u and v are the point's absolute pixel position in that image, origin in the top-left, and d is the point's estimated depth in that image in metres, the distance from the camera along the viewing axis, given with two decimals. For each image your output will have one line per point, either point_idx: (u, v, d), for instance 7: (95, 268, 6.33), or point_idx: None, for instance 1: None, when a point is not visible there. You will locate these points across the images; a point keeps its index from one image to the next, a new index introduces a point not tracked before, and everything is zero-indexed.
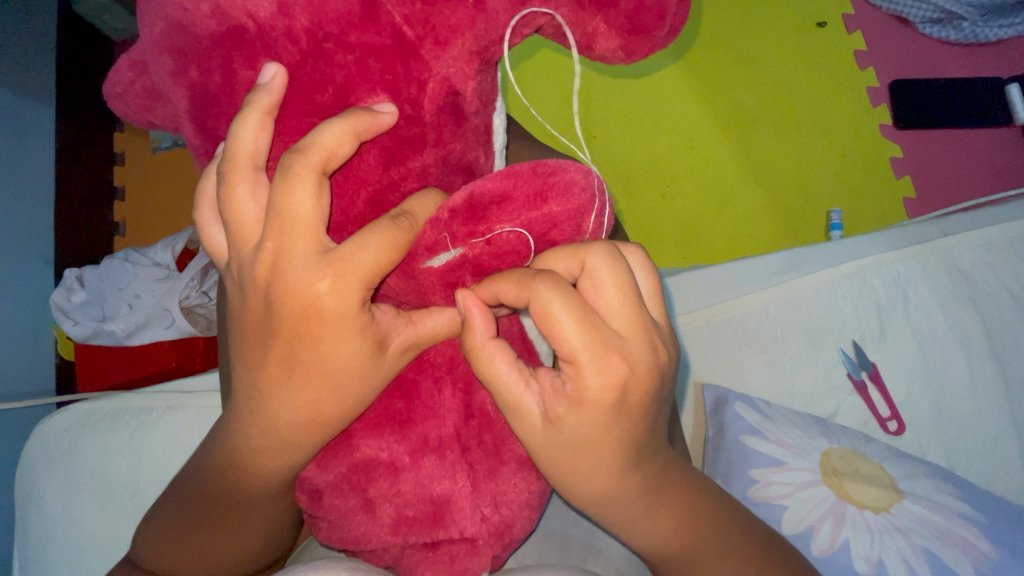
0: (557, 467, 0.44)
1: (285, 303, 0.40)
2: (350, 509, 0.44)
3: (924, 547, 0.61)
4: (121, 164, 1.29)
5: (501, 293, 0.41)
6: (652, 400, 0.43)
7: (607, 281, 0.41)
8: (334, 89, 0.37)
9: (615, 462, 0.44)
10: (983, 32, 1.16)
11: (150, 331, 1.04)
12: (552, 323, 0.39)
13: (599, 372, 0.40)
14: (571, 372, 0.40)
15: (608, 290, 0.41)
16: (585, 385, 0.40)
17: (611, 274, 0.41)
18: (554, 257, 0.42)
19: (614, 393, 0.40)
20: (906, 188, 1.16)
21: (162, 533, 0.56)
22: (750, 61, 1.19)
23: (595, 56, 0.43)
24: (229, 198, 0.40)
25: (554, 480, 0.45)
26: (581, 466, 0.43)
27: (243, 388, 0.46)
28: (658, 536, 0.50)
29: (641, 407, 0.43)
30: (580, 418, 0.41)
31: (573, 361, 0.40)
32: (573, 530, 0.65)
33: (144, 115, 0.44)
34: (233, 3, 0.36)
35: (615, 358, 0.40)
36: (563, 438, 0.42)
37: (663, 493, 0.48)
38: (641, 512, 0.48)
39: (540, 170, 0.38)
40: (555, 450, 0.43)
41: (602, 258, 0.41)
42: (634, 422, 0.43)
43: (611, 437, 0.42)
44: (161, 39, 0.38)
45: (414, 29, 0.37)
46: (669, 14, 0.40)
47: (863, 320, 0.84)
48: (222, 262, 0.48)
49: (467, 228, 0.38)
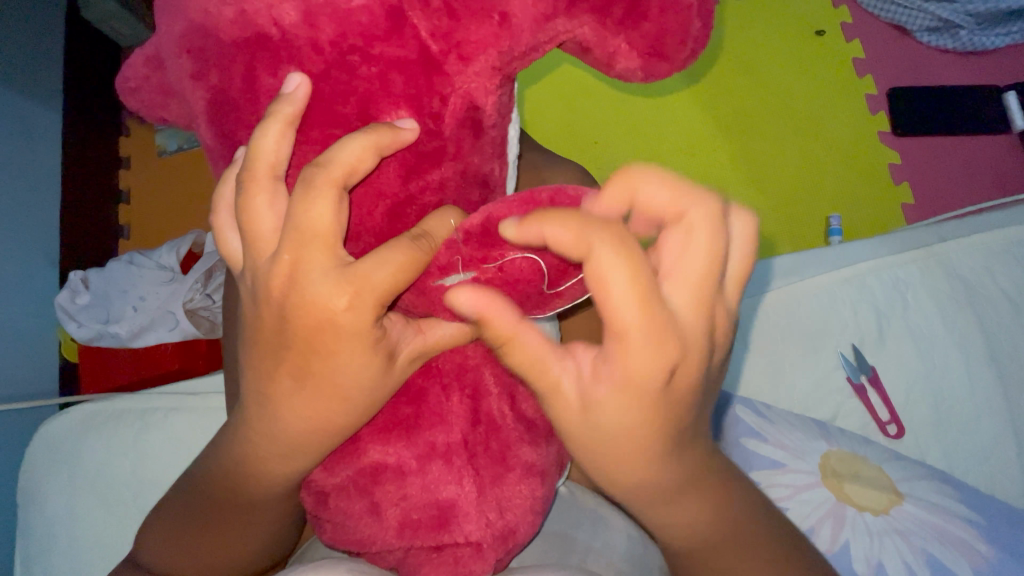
0: (592, 452, 0.44)
1: (300, 317, 0.42)
2: (356, 512, 0.45)
3: (923, 548, 0.62)
4: (127, 168, 1.31)
5: (552, 238, 0.36)
6: (686, 391, 0.42)
7: (700, 240, 0.39)
8: (356, 100, 0.38)
9: (652, 445, 0.43)
10: (980, 41, 1.18)
11: (155, 333, 1.05)
12: (606, 288, 0.37)
13: (646, 349, 0.38)
14: (614, 349, 0.39)
15: (690, 254, 0.40)
16: (630, 360, 0.39)
17: (706, 238, 0.39)
18: (653, 186, 0.39)
19: (661, 375, 0.40)
20: (905, 195, 1.17)
21: (164, 534, 0.56)
22: (751, 68, 1.20)
23: (614, 73, 0.45)
24: (248, 208, 0.42)
25: (588, 463, 0.45)
26: (621, 453, 0.43)
27: (252, 397, 0.46)
28: (681, 530, 0.50)
29: (682, 392, 0.42)
30: (621, 401, 0.41)
31: (620, 335, 0.38)
32: (573, 530, 0.60)
33: (158, 112, 0.45)
34: (258, 10, 0.37)
35: (669, 341, 0.39)
36: (601, 421, 0.42)
37: (697, 482, 0.48)
38: (667, 505, 0.48)
39: (557, 200, 0.39)
40: (592, 435, 0.43)
41: (703, 217, 0.39)
42: (677, 407, 0.43)
43: (653, 423, 0.42)
44: (182, 40, 0.38)
45: (438, 44, 0.38)
46: (690, 39, 0.42)
47: (862, 325, 0.86)
48: (235, 266, 0.49)
49: (481, 252, 0.39)
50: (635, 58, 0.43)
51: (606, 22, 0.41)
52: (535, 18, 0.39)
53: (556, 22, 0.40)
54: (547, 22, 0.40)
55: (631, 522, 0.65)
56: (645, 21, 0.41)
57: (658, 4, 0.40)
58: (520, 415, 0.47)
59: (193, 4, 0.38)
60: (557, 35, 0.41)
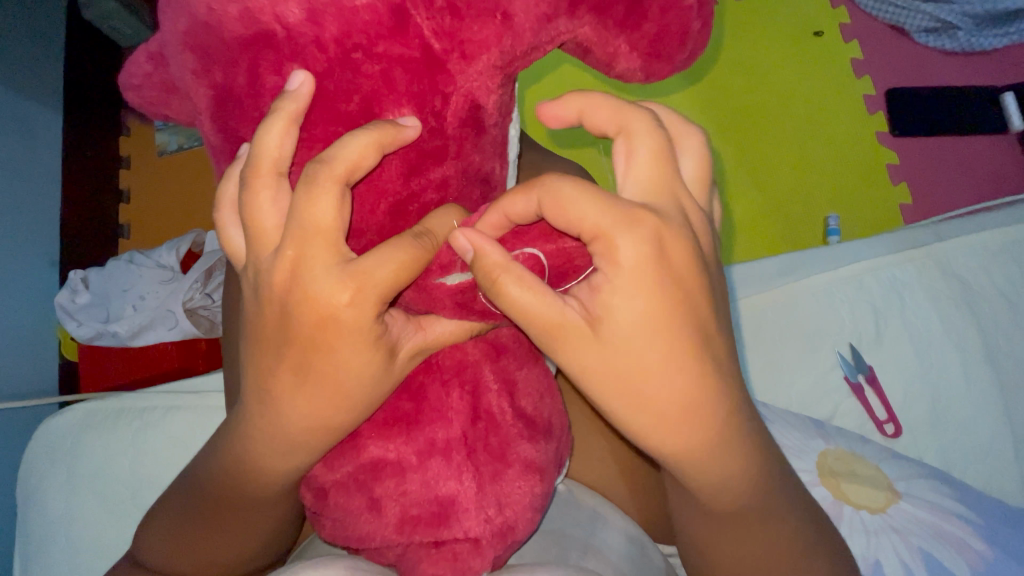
0: (621, 377, 0.41)
1: (303, 313, 0.42)
2: (355, 508, 0.45)
3: (921, 547, 0.63)
4: (127, 168, 1.30)
5: (508, 208, 0.40)
6: (694, 301, 0.41)
7: (642, 145, 0.43)
8: (360, 99, 0.39)
9: (682, 375, 0.41)
10: (976, 42, 1.18)
11: (154, 332, 1.05)
12: (567, 207, 0.39)
13: (628, 244, 0.39)
14: (603, 258, 0.40)
15: (642, 158, 0.43)
16: (620, 257, 0.39)
17: (649, 140, 0.43)
18: (596, 109, 0.43)
19: (649, 256, 0.39)
20: (903, 195, 1.17)
21: (164, 531, 0.57)
22: (749, 71, 1.21)
23: (614, 73, 0.45)
24: (252, 204, 0.43)
25: (622, 402, 0.42)
26: (653, 368, 0.40)
27: (253, 392, 0.47)
28: (726, 484, 0.47)
29: (688, 290, 0.41)
30: (624, 295, 0.40)
31: (602, 235, 0.39)
32: (570, 527, 0.60)
33: (160, 108, 0.45)
34: (262, 7, 0.37)
35: (641, 215, 0.40)
36: (615, 330, 0.40)
37: (742, 410, 0.45)
38: (712, 458, 0.45)
39: None
40: (611, 354, 0.41)
41: (642, 124, 0.43)
42: (690, 292, 0.41)
43: (669, 310, 0.40)
44: (186, 36, 0.38)
45: (441, 43, 0.38)
46: (689, 40, 0.43)
47: (860, 323, 0.86)
48: (239, 261, 0.50)
49: None
50: (635, 59, 0.44)
51: (607, 24, 0.41)
52: (537, 18, 0.39)
53: (557, 22, 0.40)
54: (548, 22, 0.40)
55: (629, 520, 0.65)
56: (646, 21, 0.41)
57: (659, 5, 0.41)
58: (519, 412, 0.47)
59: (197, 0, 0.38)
60: (559, 35, 0.42)
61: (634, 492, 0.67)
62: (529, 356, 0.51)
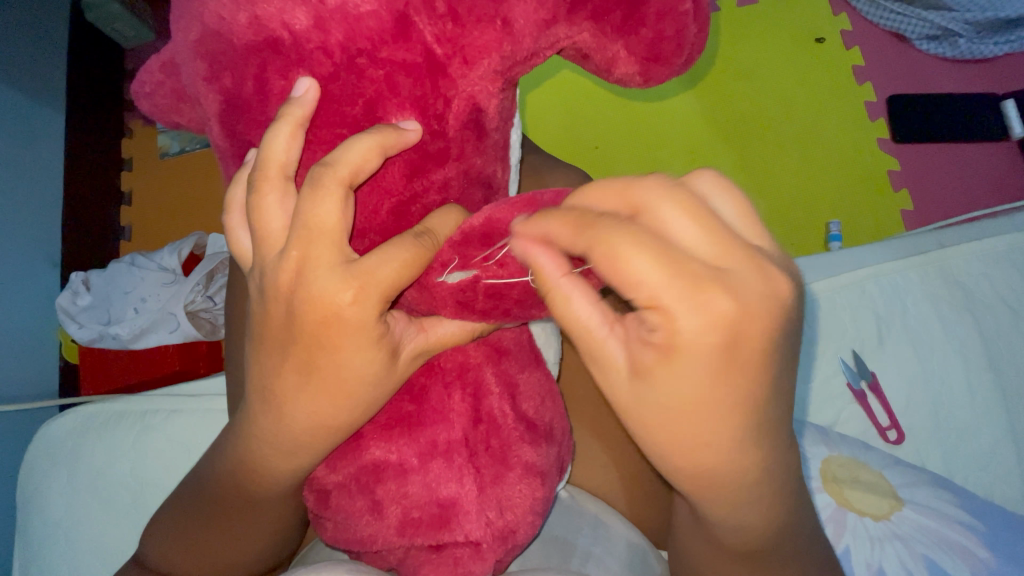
0: (647, 435, 0.39)
1: (307, 312, 0.42)
2: (357, 510, 0.45)
3: (925, 555, 0.62)
4: (128, 169, 1.30)
5: (555, 233, 0.37)
6: (771, 362, 0.37)
7: (663, 220, 0.35)
8: (364, 102, 0.39)
9: (734, 434, 0.38)
10: (979, 49, 1.17)
11: (155, 335, 1.05)
12: (619, 265, 0.34)
13: (698, 307, 0.34)
14: (665, 322, 0.34)
15: (675, 225, 0.35)
16: (678, 331, 0.34)
17: (675, 206, 0.35)
18: (603, 193, 0.38)
19: (715, 336, 0.34)
20: (904, 202, 1.17)
21: (167, 537, 0.56)
22: (745, 78, 1.20)
23: (613, 78, 0.46)
24: (259, 206, 0.43)
25: (656, 454, 0.40)
26: (684, 436, 0.38)
27: (258, 394, 0.47)
28: (746, 523, 0.44)
29: (745, 372, 0.36)
30: (673, 371, 0.35)
31: (657, 306, 0.34)
32: (573, 535, 0.60)
33: (171, 115, 0.45)
34: (271, 15, 0.37)
35: (710, 288, 0.34)
36: (653, 398, 0.37)
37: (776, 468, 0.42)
38: (748, 503, 0.43)
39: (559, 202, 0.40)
40: (646, 410, 0.38)
41: (674, 206, 0.35)
42: (747, 375, 0.36)
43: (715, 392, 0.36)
44: (196, 43, 0.39)
45: (443, 48, 0.38)
46: (686, 44, 0.43)
47: (863, 331, 0.86)
48: (247, 264, 0.50)
49: (483, 250, 0.39)
50: (634, 64, 0.44)
51: (605, 30, 0.42)
52: (537, 24, 0.40)
53: (557, 28, 0.41)
54: (548, 28, 0.41)
55: (631, 527, 0.64)
56: (643, 26, 0.41)
57: (655, 11, 0.41)
58: (521, 415, 0.47)
59: (208, 8, 0.38)
60: (557, 41, 0.42)
61: (636, 499, 0.66)
62: (531, 359, 0.51)
